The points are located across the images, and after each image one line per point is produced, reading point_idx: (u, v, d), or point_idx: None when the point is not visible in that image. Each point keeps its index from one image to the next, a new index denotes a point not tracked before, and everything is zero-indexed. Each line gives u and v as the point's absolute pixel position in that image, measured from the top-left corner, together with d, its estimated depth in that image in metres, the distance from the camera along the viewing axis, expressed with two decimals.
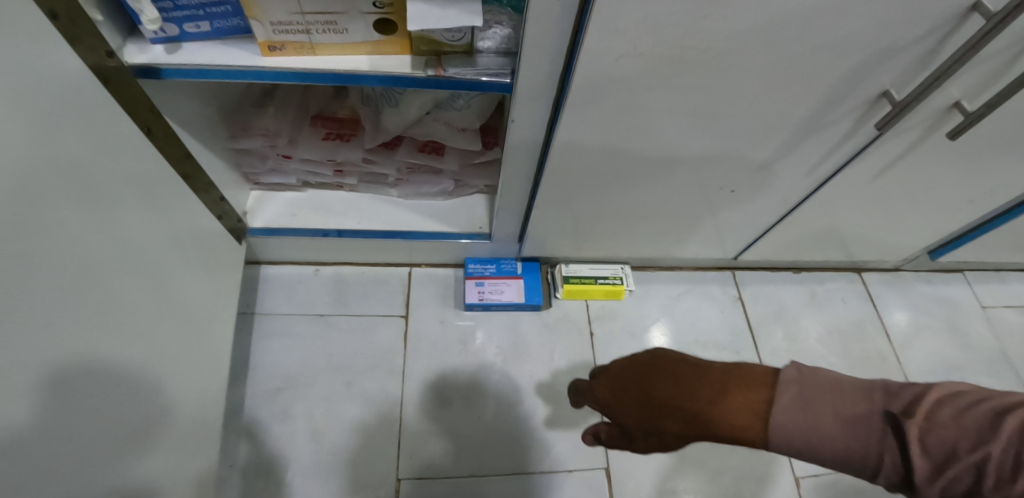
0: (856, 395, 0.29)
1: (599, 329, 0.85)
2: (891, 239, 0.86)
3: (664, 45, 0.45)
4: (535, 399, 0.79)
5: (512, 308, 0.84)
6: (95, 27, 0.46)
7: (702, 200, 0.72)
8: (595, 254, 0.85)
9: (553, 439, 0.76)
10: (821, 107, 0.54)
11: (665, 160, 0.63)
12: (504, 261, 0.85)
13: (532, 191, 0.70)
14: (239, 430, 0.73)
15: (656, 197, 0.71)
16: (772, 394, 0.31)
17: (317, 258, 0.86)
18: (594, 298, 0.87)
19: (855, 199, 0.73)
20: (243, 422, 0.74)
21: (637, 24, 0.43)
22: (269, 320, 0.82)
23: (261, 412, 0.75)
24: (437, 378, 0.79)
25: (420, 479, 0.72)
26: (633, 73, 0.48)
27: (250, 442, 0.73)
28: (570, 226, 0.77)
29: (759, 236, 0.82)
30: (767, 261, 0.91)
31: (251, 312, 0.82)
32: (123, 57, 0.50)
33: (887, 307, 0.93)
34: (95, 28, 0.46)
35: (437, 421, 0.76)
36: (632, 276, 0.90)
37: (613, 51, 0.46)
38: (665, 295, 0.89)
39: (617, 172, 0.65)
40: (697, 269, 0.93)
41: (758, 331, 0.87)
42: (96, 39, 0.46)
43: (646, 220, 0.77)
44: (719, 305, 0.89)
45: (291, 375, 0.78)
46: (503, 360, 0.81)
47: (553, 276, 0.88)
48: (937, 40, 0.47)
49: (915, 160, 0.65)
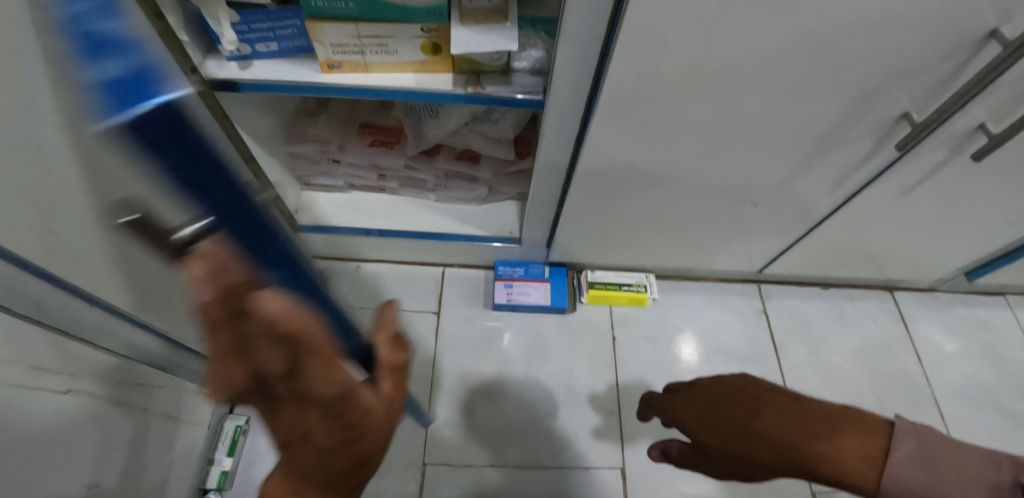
0: (983, 468, 0.33)
1: (620, 335, 0.88)
2: (923, 258, 0.85)
3: (683, 67, 0.49)
4: (556, 397, 0.82)
5: (538, 310, 0.88)
6: (183, 47, 0.54)
7: (725, 213, 0.74)
8: (620, 262, 0.88)
9: (572, 436, 0.80)
10: (840, 126, 0.56)
11: (688, 173, 0.65)
12: (532, 264, 0.90)
13: (557, 201, 0.75)
14: None
15: (679, 208, 0.73)
16: (890, 443, 0.35)
17: (359, 255, 0.92)
18: (617, 304, 0.90)
19: (882, 217, 0.73)
20: None
21: (659, 47, 0.47)
22: None
23: None
24: (464, 371, 0.83)
25: (442, 465, 0.76)
26: (656, 92, 0.52)
27: None
28: (596, 234, 0.81)
29: (783, 250, 0.84)
30: (794, 276, 0.92)
31: None
32: (204, 72, 0.58)
33: (919, 328, 0.92)
34: (183, 48, 0.54)
35: (463, 412, 0.80)
36: (656, 285, 0.92)
37: (637, 71, 0.50)
38: (688, 305, 0.91)
39: (641, 184, 0.68)
40: (722, 281, 0.94)
41: (781, 344, 0.88)
42: (184, 57, 0.54)
43: (671, 230, 0.80)
44: (742, 316, 0.91)
45: None
46: (527, 358, 0.85)
47: (578, 281, 0.91)
48: (955, 64, 0.49)
49: (941, 180, 0.65)
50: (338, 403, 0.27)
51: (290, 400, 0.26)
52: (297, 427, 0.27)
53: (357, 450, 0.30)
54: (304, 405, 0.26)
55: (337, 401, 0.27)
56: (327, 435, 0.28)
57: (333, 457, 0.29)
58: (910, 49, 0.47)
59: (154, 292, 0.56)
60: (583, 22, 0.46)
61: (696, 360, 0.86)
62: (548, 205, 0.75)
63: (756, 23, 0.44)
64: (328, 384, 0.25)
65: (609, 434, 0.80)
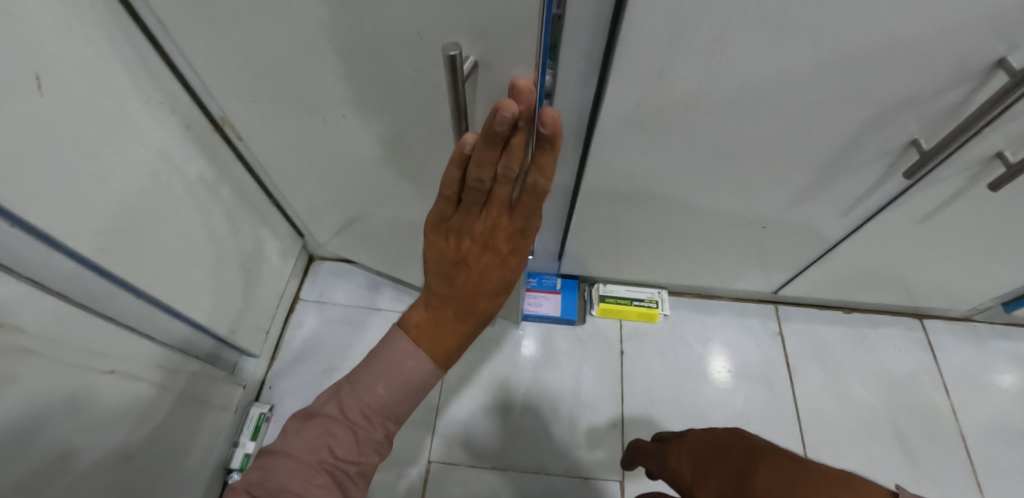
0: None
1: (629, 349, 0.89)
2: (954, 287, 0.81)
3: (677, 95, 0.51)
4: (561, 406, 0.84)
5: (549, 320, 0.90)
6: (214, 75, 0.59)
7: (734, 233, 0.74)
8: (632, 277, 0.89)
9: (574, 445, 0.81)
10: (845, 151, 0.56)
11: (691, 193, 0.66)
12: (545, 275, 0.91)
13: (566, 218, 0.77)
14: (296, 397, 0.84)
15: (687, 226, 0.74)
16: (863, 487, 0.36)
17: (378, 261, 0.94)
18: (628, 318, 0.91)
19: (902, 242, 0.71)
20: (300, 390, 0.84)
21: (653, 76, 0.49)
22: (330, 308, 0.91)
23: (316, 385, 0.85)
24: (473, 376, 0.86)
25: (446, 464, 0.80)
26: (652, 117, 0.54)
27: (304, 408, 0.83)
28: (605, 249, 0.82)
29: (799, 272, 0.82)
30: (813, 298, 0.90)
31: (312, 299, 0.92)
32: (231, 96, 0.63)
33: (950, 359, 0.88)
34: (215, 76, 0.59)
35: (471, 415, 0.83)
36: (669, 301, 0.92)
37: (632, 98, 0.51)
38: (700, 323, 0.91)
39: (646, 201, 0.69)
40: (738, 299, 0.93)
41: (794, 368, 0.87)
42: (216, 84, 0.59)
43: (681, 248, 0.80)
44: (756, 337, 0.90)
45: (346, 357, 0.87)
46: (535, 366, 0.87)
47: (590, 294, 0.93)
48: (961, 93, 0.48)
49: (962, 208, 0.63)
50: (529, 197, 0.43)
51: (505, 189, 0.43)
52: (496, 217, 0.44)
53: (515, 254, 0.47)
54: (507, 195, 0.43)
55: (533, 199, 0.43)
56: (514, 236, 0.45)
57: (503, 248, 0.46)
58: (912, 79, 0.47)
59: (191, 290, 0.63)
60: (580, 52, 0.49)
61: (705, 378, 0.86)
62: (557, 221, 0.78)
63: (747, 55, 0.45)
64: (540, 180, 0.41)
65: (610, 446, 0.81)
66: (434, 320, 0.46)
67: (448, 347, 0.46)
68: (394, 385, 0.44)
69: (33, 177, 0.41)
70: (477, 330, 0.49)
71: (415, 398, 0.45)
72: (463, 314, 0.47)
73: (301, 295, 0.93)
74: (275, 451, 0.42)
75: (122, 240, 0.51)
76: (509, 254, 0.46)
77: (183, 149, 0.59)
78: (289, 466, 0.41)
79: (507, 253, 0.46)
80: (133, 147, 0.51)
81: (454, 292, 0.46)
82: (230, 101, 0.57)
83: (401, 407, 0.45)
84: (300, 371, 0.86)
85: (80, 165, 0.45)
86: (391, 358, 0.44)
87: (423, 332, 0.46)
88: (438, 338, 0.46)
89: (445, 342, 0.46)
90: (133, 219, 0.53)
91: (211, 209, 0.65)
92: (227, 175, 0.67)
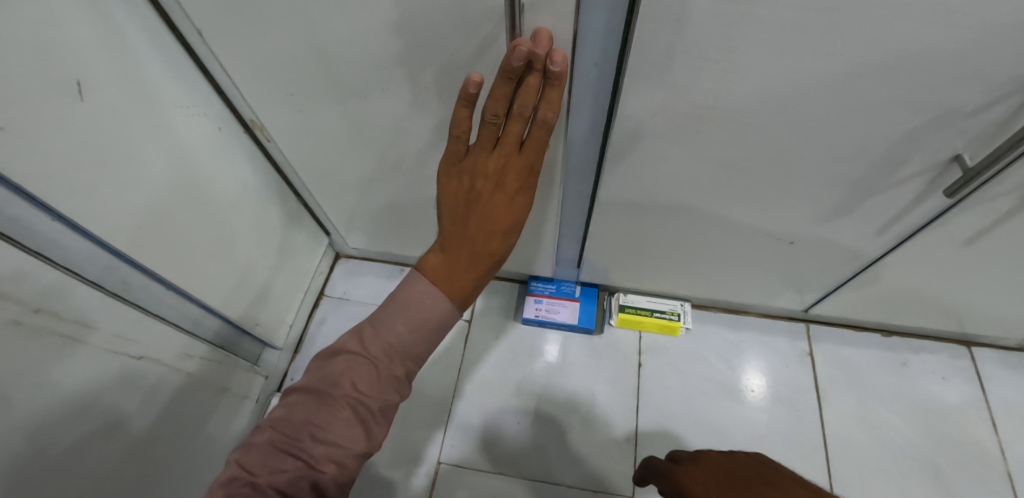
0: None
1: (647, 362, 0.86)
2: (1007, 315, 0.75)
3: (692, 105, 0.49)
4: (573, 415, 0.83)
5: (566, 328, 0.89)
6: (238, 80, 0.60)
7: (759, 248, 0.71)
8: (654, 288, 0.87)
9: (583, 456, 0.80)
10: (877, 166, 0.53)
11: (712, 205, 0.64)
12: (564, 282, 0.90)
13: (584, 226, 0.76)
14: None
15: (709, 239, 0.72)
16: None
17: (402, 260, 0.96)
18: (648, 330, 0.89)
19: (944, 264, 0.66)
20: None
21: (666, 86, 0.47)
22: (352, 305, 0.94)
23: None
24: (487, 381, 0.86)
25: (455, 466, 0.80)
26: (667, 127, 0.52)
27: None
28: (625, 259, 0.81)
29: (831, 290, 0.78)
30: (848, 318, 0.85)
31: (336, 296, 0.95)
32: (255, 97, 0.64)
33: (1000, 392, 0.81)
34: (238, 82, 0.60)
35: (483, 419, 0.83)
36: (692, 314, 0.89)
37: (645, 108, 0.50)
38: (723, 339, 0.88)
39: (666, 212, 0.67)
40: (766, 316, 0.89)
41: (822, 392, 0.82)
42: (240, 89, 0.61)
43: (703, 262, 0.77)
44: (783, 357, 0.86)
45: None
46: (549, 374, 0.87)
47: (609, 303, 0.91)
48: (1008, 108, 0.44)
49: (1013, 231, 0.58)
50: (542, 128, 0.42)
51: (517, 125, 0.42)
52: (510, 150, 0.43)
53: (526, 191, 0.46)
54: (521, 127, 0.43)
55: (545, 129, 0.43)
56: (528, 171, 0.44)
57: (516, 184, 0.45)
58: (950, 91, 0.43)
59: (219, 283, 0.66)
60: (592, 62, 0.48)
61: (724, 396, 0.83)
62: (574, 229, 0.77)
63: (767, 64, 0.43)
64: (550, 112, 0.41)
65: (621, 460, 0.80)
66: (449, 263, 0.45)
67: (463, 288, 0.45)
68: (414, 324, 0.43)
69: (73, 173, 0.44)
70: (490, 274, 0.47)
71: (434, 338, 0.44)
72: (476, 255, 0.45)
73: (326, 292, 0.96)
74: (299, 391, 0.42)
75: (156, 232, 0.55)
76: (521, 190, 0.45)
77: (215, 148, 0.62)
78: (316, 400, 0.41)
79: (517, 190, 0.45)
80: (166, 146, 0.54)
81: (466, 231, 0.45)
82: (259, 103, 0.59)
83: (422, 345, 0.43)
84: None
85: (117, 162, 0.49)
86: (409, 298, 0.43)
87: (436, 275, 0.45)
88: (452, 280, 0.44)
89: (457, 284, 0.44)
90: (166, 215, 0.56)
91: (240, 206, 0.68)
92: (255, 174, 0.70)
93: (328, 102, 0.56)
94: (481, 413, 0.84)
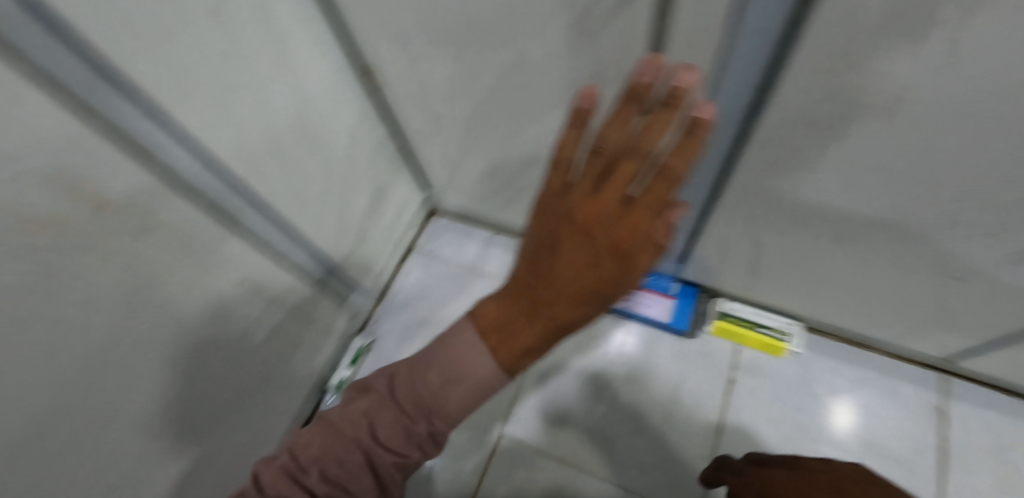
0: None
1: (741, 381, 0.78)
2: None
3: (883, 96, 0.37)
4: (647, 419, 0.78)
5: (655, 325, 0.83)
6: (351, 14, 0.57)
7: (911, 280, 0.59)
8: (765, 300, 0.77)
9: (649, 464, 0.75)
10: None
11: (863, 222, 0.53)
12: (661, 276, 0.83)
13: (699, 223, 0.68)
14: (392, 340, 0.88)
15: (848, 259, 0.61)
16: None
17: (494, 226, 0.93)
18: (748, 345, 0.80)
19: None
20: (398, 335, 0.88)
21: (846, 74, 0.36)
22: (439, 264, 0.94)
23: (412, 333, 0.88)
24: (562, 364, 0.83)
25: (515, 441, 0.79)
26: (832, 120, 0.41)
27: (398, 352, 0.87)
28: (740, 263, 0.72)
29: (997, 345, 0.63)
30: (1008, 380, 0.70)
31: (424, 252, 0.95)
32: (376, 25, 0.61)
33: None
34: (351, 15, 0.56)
35: (550, 403, 0.81)
36: (803, 337, 0.79)
37: (811, 95, 0.39)
38: (836, 373, 0.77)
39: (803, 221, 0.57)
40: (897, 357, 0.76)
41: (953, 459, 0.69)
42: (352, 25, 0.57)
43: (834, 284, 0.67)
44: (909, 409, 0.73)
45: (444, 314, 0.89)
46: (627, 370, 0.81)
47: (707, 307, 0.83)
48: None
49: None
50: (659, 179, 0.33)
51: (630, 167, 0.34)
52: (613, 195, 0.34)
53: (631, 259, 0.34)
54: (636, 167, 0.34)
55: (665, 182, 0.34)
56: (635, 232, 0.33)
57: (616, 244, 0.34)
58: None
59: (313, 221, 0.68)
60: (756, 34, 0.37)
61: (825, 437, 0.73)
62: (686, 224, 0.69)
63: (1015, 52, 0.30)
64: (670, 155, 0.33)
65: (693, 475, 0.73)
66: (510, 306, 0.36)
67: (520, 344, 0.35)
68: (450, 380, 0.35)
69: (202, 100, 0.45)
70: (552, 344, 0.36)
71: (468, 404, 0.36)
72: (541, 311, 0.35)
73: (417, 246, 0.96)
74: (324, 420, 0.39)
75: (265, 165, 0.56)
76: (618, 253, 0.34)
77: (331, 88, 0.62)
78: (332, 434, 0.38)
79: (611, 247, 0.34)
80: (288, 81, 0.55)
81: (537, 279, 0.35)
82: (380, 46, 0.58)
83: (453, 407, 0.36)
84: (402, 317, 0.90)
85: (243, 94, 0.49)
86: (454, 348, 0.36)
87: (495, 321, 0.36)
88: (508, 332, 0.35)
89: (513, 340, 0.35)
90: (277, 151, 0.57)
91: (347, 149, 0.69)
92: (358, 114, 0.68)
93: (446, 46, 0.53)
94: (550, 396, 0.81)
